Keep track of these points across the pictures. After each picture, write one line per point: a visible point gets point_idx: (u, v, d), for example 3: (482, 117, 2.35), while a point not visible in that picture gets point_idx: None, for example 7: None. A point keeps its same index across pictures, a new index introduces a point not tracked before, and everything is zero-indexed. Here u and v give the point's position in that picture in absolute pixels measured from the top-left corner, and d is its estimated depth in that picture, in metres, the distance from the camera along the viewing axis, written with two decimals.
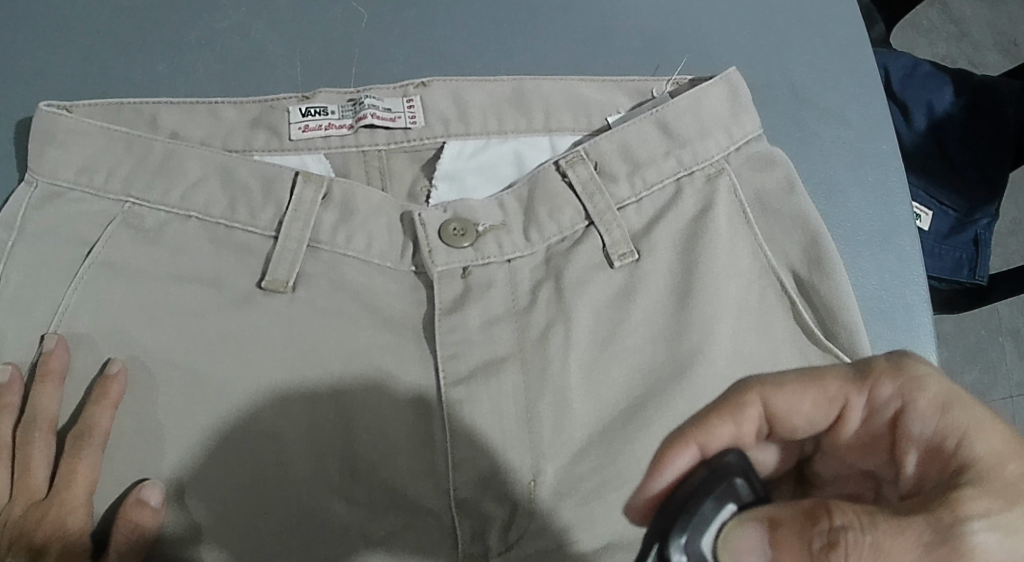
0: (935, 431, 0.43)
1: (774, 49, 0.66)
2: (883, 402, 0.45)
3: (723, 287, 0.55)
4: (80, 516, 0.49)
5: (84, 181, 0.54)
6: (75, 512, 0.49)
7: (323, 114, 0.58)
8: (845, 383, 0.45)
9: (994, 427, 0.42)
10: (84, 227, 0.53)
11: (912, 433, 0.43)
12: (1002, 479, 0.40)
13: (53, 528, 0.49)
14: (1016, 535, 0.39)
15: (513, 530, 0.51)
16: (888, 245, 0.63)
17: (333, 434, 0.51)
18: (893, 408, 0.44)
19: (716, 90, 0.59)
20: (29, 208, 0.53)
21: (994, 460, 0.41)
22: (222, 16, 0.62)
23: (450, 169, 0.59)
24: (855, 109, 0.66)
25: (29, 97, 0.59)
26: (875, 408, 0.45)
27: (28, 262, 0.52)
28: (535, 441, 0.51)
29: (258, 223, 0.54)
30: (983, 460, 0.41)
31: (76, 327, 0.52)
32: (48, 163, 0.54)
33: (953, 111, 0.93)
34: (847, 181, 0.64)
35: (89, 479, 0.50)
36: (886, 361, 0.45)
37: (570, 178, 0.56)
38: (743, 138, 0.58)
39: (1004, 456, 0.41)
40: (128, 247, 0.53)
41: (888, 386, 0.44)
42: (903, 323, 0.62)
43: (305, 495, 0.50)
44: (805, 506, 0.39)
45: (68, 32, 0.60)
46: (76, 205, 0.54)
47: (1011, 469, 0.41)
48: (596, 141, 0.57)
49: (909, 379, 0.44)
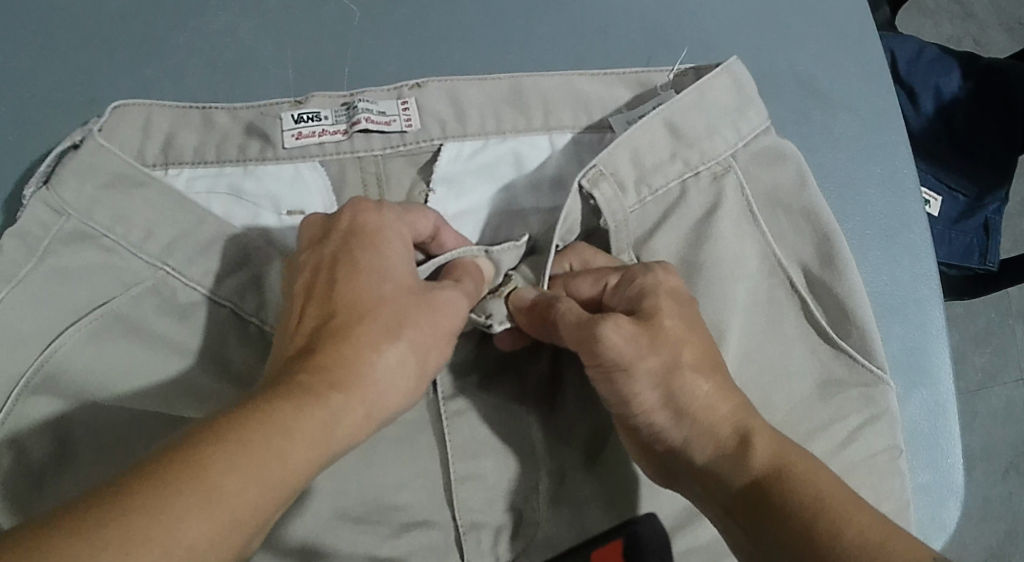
0: (656, 308, 0.47)
1: (780, 37, 0.64)
2: (638, 290, 0.48)
3: (731, 289, 0.54)
4: (396, 232, 0.48)
5: (122, 231, 0.51)
6: (398, 226, 0.48)
7: (316, 120, 0.56)
8: (634, 269, 0.49)
9: (665, 281, 0.49)
10: (106, 279, 0.50)
11: (647, 305, 0.47)
12: (667, 317, 0.47)
13: (366, 225, 0.47)
14: (644, 357, 0.46)
15: (519, 540, 0.51)
16: (896, 240, 0.62)
17: (352, 464, 0.50)
18: (646, 292, 0.48)
19: (720, 82, 0.56)
20: (56, 243, 0.50)
21: (668, 307, 0.47)
22: (210, 16, 0.60)
23: (447, 171, 0.57)
24: (863, 98, 0.64)
25: (19, 108, 0.57)
26: (639, 291, 0.48)
27: (34, 294, 0.49)
28: (533, 467, 0.52)
29: (267, 321, 0.52)
30: (677, 337, 0.47)
31: (77, 359, 0.49)
32: (85, 199, 0.51)
33: (961, 95, 0.91)
34: (857, 174, 0.63)
35: (428, 228, 0.50)
36: (661, 268, 0.49)
37: (595, 198, 0.53)
38: (752, 132, 0.57)
39: (691, 326, 0.47)
40: (151, 318, 0.51)
41: (646, 278, 0.49)
42: (916, 320, 0.61)
43: (327, 523, 0.48)
44: (557, 285, 0.52)
45: (54, 38, 0.59)
46: (108, 255, 0.51)
47: (699, 349, 0.47)
48: (611, 151, 0.54)
49: (661, 285, 0.48)
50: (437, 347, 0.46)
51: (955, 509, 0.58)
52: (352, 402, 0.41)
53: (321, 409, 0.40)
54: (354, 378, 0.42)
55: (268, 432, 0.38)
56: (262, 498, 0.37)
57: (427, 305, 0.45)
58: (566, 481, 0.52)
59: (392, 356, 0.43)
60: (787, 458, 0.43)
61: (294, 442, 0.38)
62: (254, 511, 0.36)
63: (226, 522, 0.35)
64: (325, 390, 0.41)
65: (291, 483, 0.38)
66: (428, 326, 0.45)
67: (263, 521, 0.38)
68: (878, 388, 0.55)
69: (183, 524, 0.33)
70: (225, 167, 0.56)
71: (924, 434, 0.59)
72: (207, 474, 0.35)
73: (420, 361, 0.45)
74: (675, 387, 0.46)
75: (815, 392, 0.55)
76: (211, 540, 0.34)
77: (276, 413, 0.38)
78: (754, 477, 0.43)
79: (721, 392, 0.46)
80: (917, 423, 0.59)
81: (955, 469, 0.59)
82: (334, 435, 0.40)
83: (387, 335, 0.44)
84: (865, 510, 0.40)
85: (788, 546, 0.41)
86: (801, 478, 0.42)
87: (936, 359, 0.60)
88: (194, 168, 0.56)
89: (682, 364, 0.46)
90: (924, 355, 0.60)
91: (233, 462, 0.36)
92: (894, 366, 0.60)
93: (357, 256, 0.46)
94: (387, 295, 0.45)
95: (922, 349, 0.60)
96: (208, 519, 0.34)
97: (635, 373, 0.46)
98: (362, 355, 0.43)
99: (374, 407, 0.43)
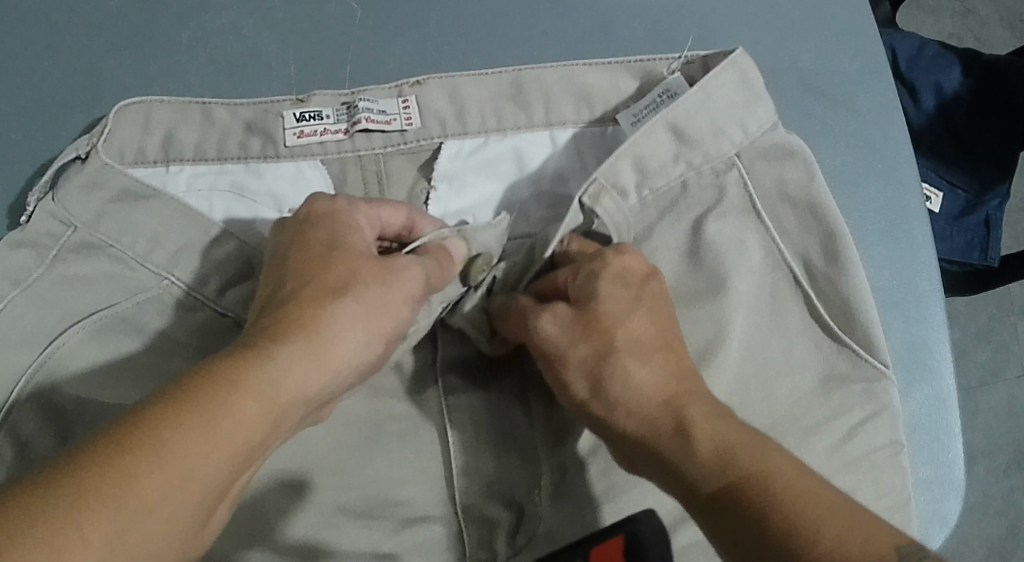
0: (594, 298, 0.48)
1: (780, 34, 0.65)
2: (582, 279, 0.49)
3: (733, 285, 0.55)
4: (351, 215, 0.47)
5: (128, 242, 0.51)
6: (354, 209, 0.47)
7: (318, 119, 0.57)
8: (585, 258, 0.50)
9: (609, 267, 0.49)
10: (111, 283, 0.51)
11: (587, 295, 0.48)
12: (602, 305, 0.48)
13: (319, 208, 0.47)
14: (577, 348, 0.47)
15: (520, 535, 0.51)
16: (896, 235, 0.62)
17: (355, 460, 0.51)
18: (589, 282, 0.49)
19: (725, 78, 0.55)
20: (64, 251, 0.51)
21: (608, 295, 0.48)
22: (213, 15, 0.60)
23: (448, 169, 0.58)
24: (863, 94, 0.64)
25: (24, 108, 0.57)
26: (582, 281, 0.49)
27: (39, 294, 0.49)
28: (535, 464, 0.53)
29: None
30: (615, 325, 0.47)
31: (79, 358, 0.49)
32: (93, 211, 0.51)
33: (962, 91, 0.91)
34: (857, 169, 0.63)
35: (399, 222, 0.49)
36: (608, 253, 0.49)
37: (599, 216, 0.52)
38: (760, 131, 0.56)
39: (631, 310, 0.47)
40: (154, 319, 0.51)
41: (591, 266, 0.49)
42: (917, 315, 0.61)
43: (328, 518, 0.49)
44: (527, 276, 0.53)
45: (57, 38, 0.59)
46: (114, 261, 0.51)
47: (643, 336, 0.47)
48: (613, 165, 0.53)
49: (603, 273, 0.48)
50: (395, 302, 0.45)
51: (957, 502, 0.59)
52: (306, 352, 0.40)
53: (273, 359, 0.39)
54: (308, 330, 0.41)
55: (216, 386, 0.37)
56: (216, 451, 0.36)
57: (378, 269, 0.45)
58: (567, 475, 0.53)
59: (345, 309, 0.42)
60: (728, 439, 0.42)
61: (242, 402, 0.37)
62: (211, 465, 0.36)
63: (179, 474, 0.34)
64: (277, 343, 0.40)
65: (249, 436, 0.37)
66: (379, 282, 0.44)
67: (225, 482, 0.37)
68: (880, 383, 0.55)
69: (133, 475, 0.33)
70: (226, 164, 0.56)
71: (925, 428, 0.59)
72: (154, 430, 0.34)
73: (377, 315, 0.43)
74: (609, 374, 0.46)
75: (817, 387, 0.55)
76: (164, 492, 0.34)
77: (225, 369, 0.38)
78: (694, 467, 0.42)
79: (663, 375, 0.46)
80: (918, 418, 0.59)
81: (957, 463, 0.59)
82: (290, 385, 0.39)
83: (334, 295, 0.42)
84: (816, 495, 0.39)
85: (721, 529, 0.40)
86: (742, 465, 0.41)
87: (937, 354, 0.60)
88: (195, 166, 0.56)
89: (617, 352, 0.46)
90: (925, 349, 0.60)
91: (183, 417, 0.35)
92: (896, 361, 0.60)
93: (310, 234, 0.45)
94: (337, 260, 0.44)
95: (923, 344, 0.60)
96: (158, 472, 0.34)
97: (569, 363, 0.47)
98: (317, 310, 0.42)
99: (332, 357, 0.41)
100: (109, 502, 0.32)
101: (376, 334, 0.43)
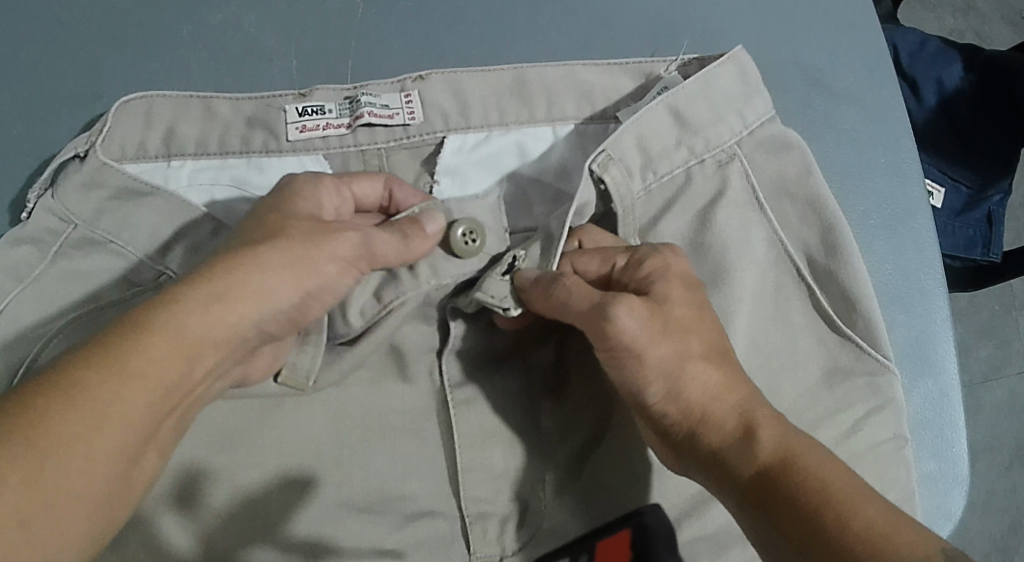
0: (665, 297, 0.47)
1: (783, 28, 0.64)
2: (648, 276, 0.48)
3: (737, 279, 0.54)
4: (313, 184, 0.47)
5: (129, 237, 0.51)
6: (319, 179, 0.48)
7: (320, 113, 0.57)
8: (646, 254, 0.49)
9: (675, 270, 0.49)
10: (112, 279, 0.51)
11: (658, 293, 0.47)
12: (674, 307, 0.47)
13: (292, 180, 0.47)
14: (654, 342, 0.45)
15: (525, 529, 0.52)
16: (900, 229, 0.62)
17: (357, 455, 0.50)
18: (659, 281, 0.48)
19: (724, 71, 0.56)
20: (65, 247, 0.51)
21: (678, 298, 0.47)
22: (215, 10, 0.60)
23: (450, 163, 0.57)
24: (866, 88, 0.64)
25: (26, 104, 0.57)
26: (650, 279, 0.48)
27: (43, 292, 0.50)
28: (540, 458, 0.53)
29: None
30: (684, 326, 0.46)
31: None
32: (92, 208, 0.51)
33: (963, 87, 0.91)
34: (861, 163, 0.63)
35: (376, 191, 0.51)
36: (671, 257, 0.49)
37: (605, 183, 0.53)
38: (758, 121, 0.57)
39: (697, 316, 0.47)
40: None
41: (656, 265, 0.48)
42: (921, 310, 0.61)
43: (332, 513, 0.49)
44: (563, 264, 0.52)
45: (59, 34, 0.59)
46: (113, 256, 0.51)
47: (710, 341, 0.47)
48: (619, 136, 0.53)
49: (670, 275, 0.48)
50: (325, 255, 0.44)
51: (961, 496, 0.58)
52: (225, 300, 0.41)
53: (191, 308, 0.40)
54: (226, 278, 0.41)
55: (131, 336, 0.38)
56: (129, 396, 0.37)
57: (311, 227, 0.45)
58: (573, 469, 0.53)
59: (268, 259, 0.42)
60: (791, 443, 0.42)
61: (155, 348, 0.38)
62: (128, 410, 0.37)
63: (92, 419, 0.36)
64: (193, 290, 0.40)
65: (164, 379, 0.38)
66: (304, 238, 0.44)
67: (150, 423, 0.38)
68: (884, 377, 0.55)
69: (45, 421, 0.35)
70: (228, 158, 0.56)
71: (929, 422, 0.59)
72: (68, 379, 0.36)
73: (302, 266, 0.43)
74: (683, 373, 0.45)
75: (822, 381, 0.55)
76: (79, 436, 0.35)
77: (141, 318, 0.38)
78: (761, 467, 0.42)
79: (730, 381, 0.45)
80: (922, 413, 0.59)
81: (961, 458, 0.59)
82: (206, 331, 0.40)
83: (248, 244, 0.43)
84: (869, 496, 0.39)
85: (780, 524, 0.40)
86: (806, 468, 0.41)
87: (941, 348, 0.60)
88: (196, 160, 0.56)
89: (692, 354, 0.46)
90: (929, 343, 0.60)
91: (97, 365, 0.36)
92: (899, 355, 0.60)
93: (268, 204, 0.46)
94: (274, 222, 0.44)
95: (927, 338, 0.60)
96: (71, 418, 0.35)
97: (646, 361, 0.45)
98: (238, 261, 0.42)
99: (251, 305, 0.42)
100: (22, 448, 0.34)
101: (302, 285, 0.44)
